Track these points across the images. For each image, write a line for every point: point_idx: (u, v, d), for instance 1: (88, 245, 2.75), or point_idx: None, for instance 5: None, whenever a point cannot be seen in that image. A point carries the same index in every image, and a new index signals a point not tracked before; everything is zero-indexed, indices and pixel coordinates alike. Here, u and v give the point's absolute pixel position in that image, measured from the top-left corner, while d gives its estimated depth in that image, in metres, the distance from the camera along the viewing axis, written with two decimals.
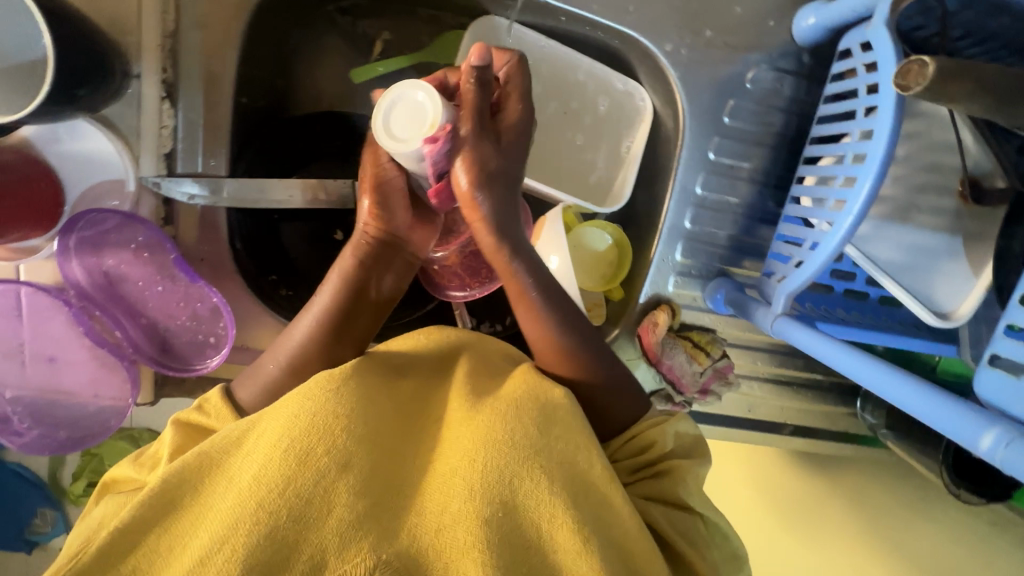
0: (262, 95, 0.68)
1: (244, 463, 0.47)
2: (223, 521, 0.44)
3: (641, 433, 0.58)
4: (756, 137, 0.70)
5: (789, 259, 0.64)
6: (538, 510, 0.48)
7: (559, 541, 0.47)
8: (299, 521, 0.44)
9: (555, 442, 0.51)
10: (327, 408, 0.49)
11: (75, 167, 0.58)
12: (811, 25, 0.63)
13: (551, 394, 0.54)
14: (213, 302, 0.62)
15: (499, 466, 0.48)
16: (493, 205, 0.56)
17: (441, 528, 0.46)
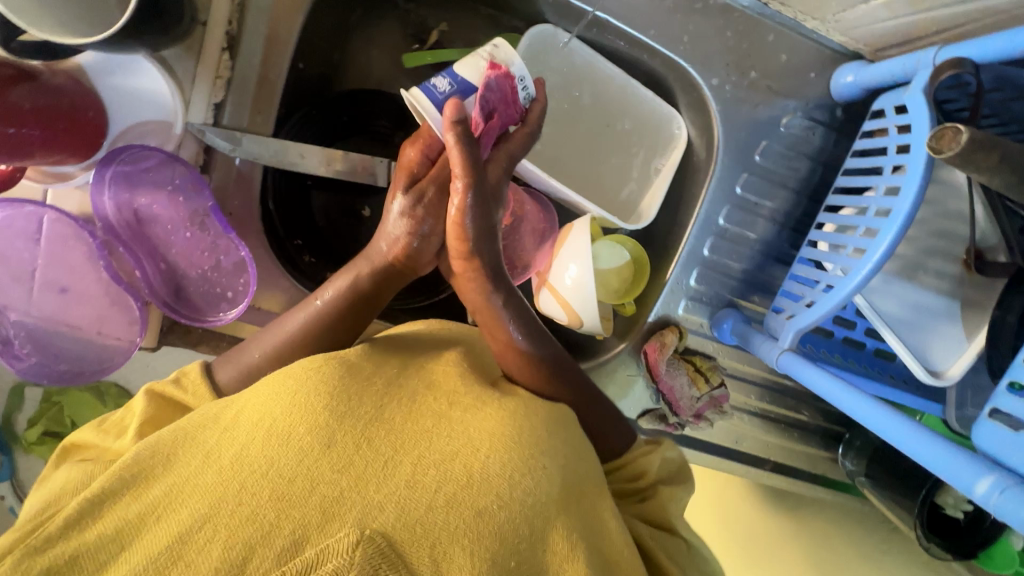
0: (314, 62, 0.69)
1: (225, 439, 0.47)
2: (201, 500, 0.43)
3: (635, 459, 0.61)
4: (782, 179, 0.73)
5: (800, 299, 0.67)
6: (529, 509, 0.48)
7: (550, 543, 0.48)
8: (282, 499, 0.43)
9: (548, 443, 0.52)
10: (310, 386, 0.50)
11: (123, 102, 0.58)
12: (850, 82, 0.67)
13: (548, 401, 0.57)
14: (238, 256, 0.62)
15: (489, 461, 0.49)
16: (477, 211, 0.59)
17: (429, 511, 0.45)
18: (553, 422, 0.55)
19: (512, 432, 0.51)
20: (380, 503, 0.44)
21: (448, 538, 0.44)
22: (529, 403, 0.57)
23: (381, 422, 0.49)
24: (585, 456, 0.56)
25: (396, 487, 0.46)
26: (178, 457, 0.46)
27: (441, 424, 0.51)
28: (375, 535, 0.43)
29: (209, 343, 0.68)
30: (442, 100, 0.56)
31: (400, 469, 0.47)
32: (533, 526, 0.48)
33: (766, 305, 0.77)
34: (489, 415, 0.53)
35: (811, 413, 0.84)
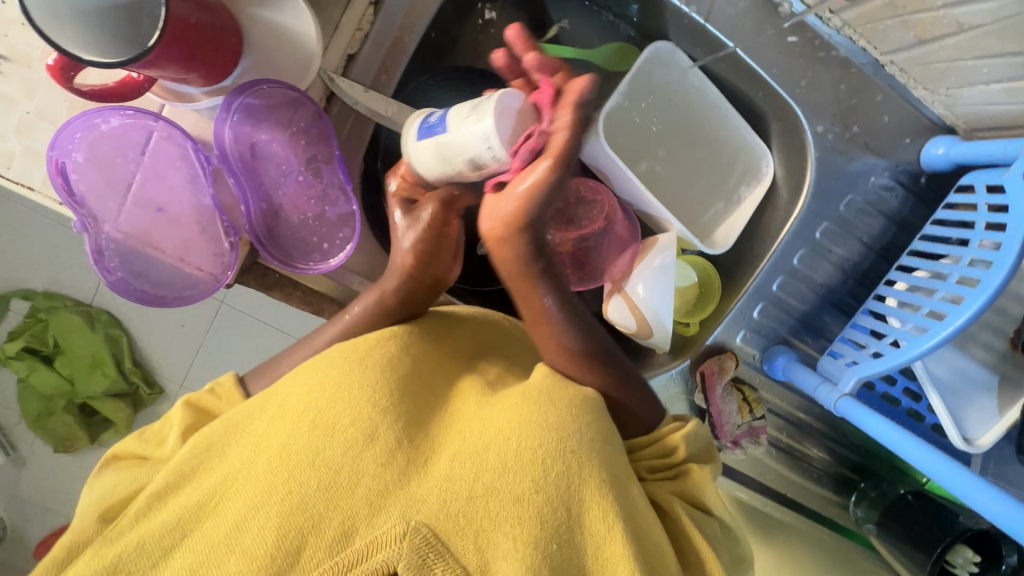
0: (438, 31, 0.70)
1: (271, 429, 0.50)
2: (253, 491, 0.46)
3: (665, 438, 0.60)
4: (857, 232, 0.76)
5: (862, 348, 0.71)
6: (569, 492, 0.49)
7: (591, 524, 0.49)
8: (330, 489, 0.46)
9: (587, 430, 0.53)
10: (354, 378, 0.53)
11: (263, 36, 0.57)
12: (940, 155, 0.71)
13: (585, 390, 0.57)
14: (345, 210, 0.62)
15: (523, 448, 0.50)
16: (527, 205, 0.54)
17: (470, 500, 0.47)
18: (585, 408, 0.55)
19: (544, 421, 0.52)
20: (421, 495, 0.47)
21: (490, 527, 0.47)
22: (558, 387, 0.57)
23: (418, 417, 0.52)
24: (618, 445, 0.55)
25: (437, 480, 0.48)
26: (231, 447, 0.50)
27: (474, 421, 0.53)
28: (420, 526, 0.45)
29: (281, 289, 0.68)
30: (422, 139, 0.58)
31: (437, 465, 0.49)
32: (570, 512, 0.49)
33: (815, 348, 0.80)
34: (521, 403, 0.54)
35: (830, 453, 0.88)
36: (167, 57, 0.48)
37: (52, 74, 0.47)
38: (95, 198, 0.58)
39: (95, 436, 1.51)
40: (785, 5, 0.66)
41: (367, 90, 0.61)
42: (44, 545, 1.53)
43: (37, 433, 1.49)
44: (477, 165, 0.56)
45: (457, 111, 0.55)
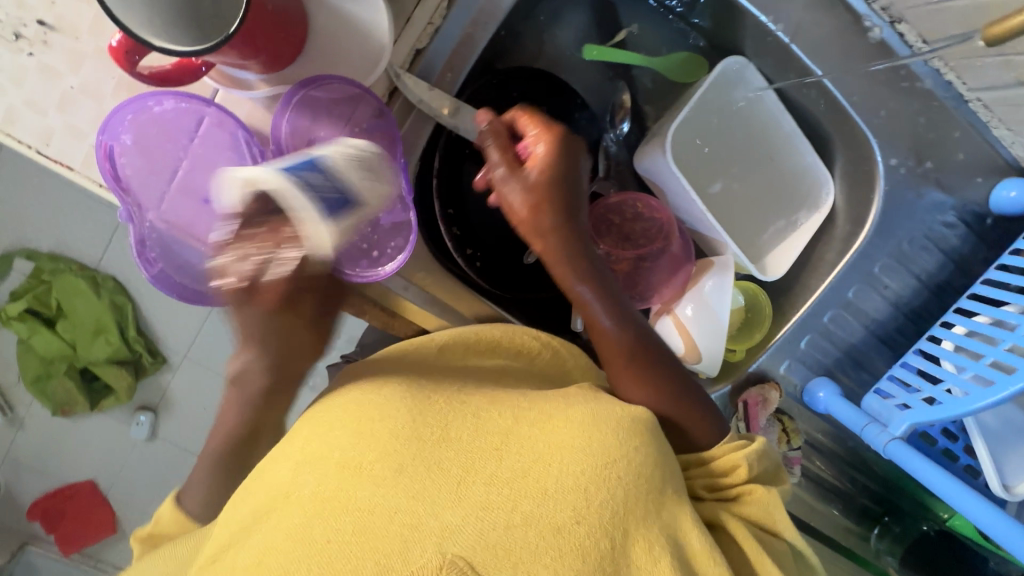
0: (506, 28, 0.66)
1: (299, 474, 0.48)
2: (289, 542, 0.44)
3: (721, 457, 0.57)
4: (915, 268, 0.74)
5: (913, 392, 0.70)
6: (612, 520, 0.46)
7: (633, 554, 0.46)
8: (363, 531, 0.43)
9: (635, 454, 0.49)
10: (378, 410, 0.50)
11: (332, 26, 0.53)
12: (1011, 198, 0.69)
13: (635, 408, 0.53)
14: (401, 218, 0.58)
15: (563, 475, 0.47)
16: (554, 239, 0.56)
17: (508, 531, 0.44)
18: (634, 431, 0.50)
19: (586, 445, 0.49)
20: (457, 525, 0.43)
21: (531, 556, 0.43)
22: (603, 408, 0.53)
23: (449, 441, 0.48)
24: (672, 465, 0.51)
25: (472, 506, 0.44)
26: (263, 496, 0.48)
27: (508, 441, 0.49)
28: (457, 558, 0.42)
29: None
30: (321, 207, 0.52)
31: (472, 490, 0.45)
32: (613, 540, 0.45)
33: (856, 382, 0.78)
34: (562, 426, 0.50)
35: (855, 485, 0.87)
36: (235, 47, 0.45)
37: (115, 56, 0.44)
38: (140, 184, 0.54)
39: (95, 403, 1.49)
40: (875, 30, 0.63)
41: (433, 89, 0.58)
42: (38, 505, 1.52)
43: (35, 395, 1.46)
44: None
45: (342, 161, 0.52)
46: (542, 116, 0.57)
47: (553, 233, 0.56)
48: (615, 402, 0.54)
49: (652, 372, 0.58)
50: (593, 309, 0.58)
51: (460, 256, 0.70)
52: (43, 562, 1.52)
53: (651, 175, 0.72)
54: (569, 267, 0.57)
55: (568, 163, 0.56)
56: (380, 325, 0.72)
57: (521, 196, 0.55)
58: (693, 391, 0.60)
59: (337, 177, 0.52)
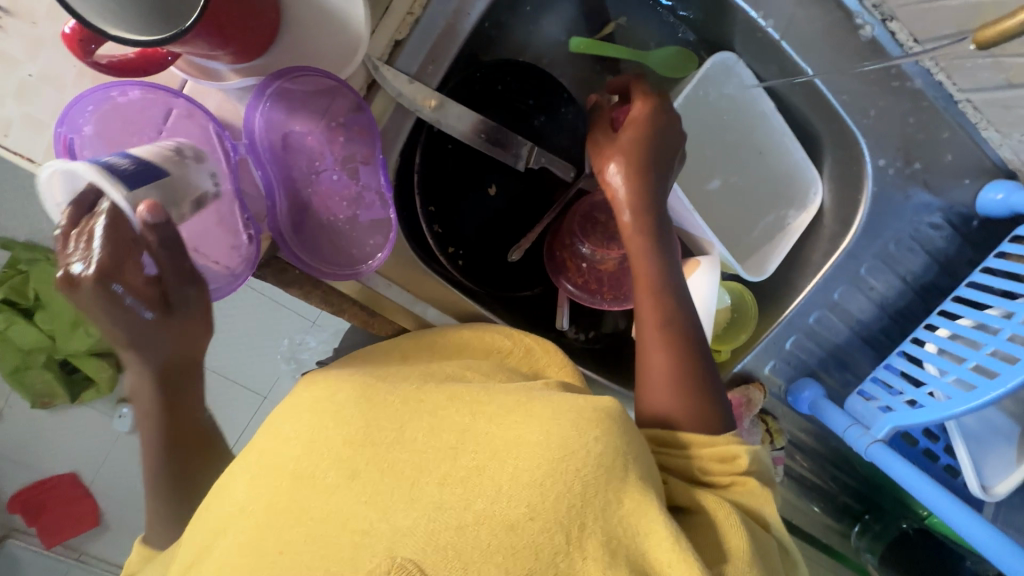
0: (491, 19, 0.64)
1: (253, 488, 0.47)
2: (241, 555, 0.43)
3: (723, 446, 0.57)
4: (901, 269, 0.74)
5: (896, 394, 0.70)
6: (566, 515, 0.44)
7: (587, 550, 0.44)
8: (317, 540, 0.42)
9: (592, 444, 0.47)
10: (337, 419, 0.50)
11: (307, 14, 0.50)
12: (998, 201, 0.68)
13: (602, 398, 0.52)
14: (381, 216, 0.57)
15: (518, 471, 0.45)
16: (630, 181, 0.61)
17: (460, 531, 0.42)
18: (592, 420, 0.49)
19: (544, 438, 0.48)
20: (408, 528, 0.42)
21: (482, 556, 0.41)
22: (563, 401, 0.52)
23: (403, 443, 0.48)
24: (636, 455, 0.49)
25: (425, 507, 0.43)
26: (217, 515, 0.47)
27: (466, 437, 0.48)
28: (406, 562, 0.41)
29: (301, 287, 0.63)
30: (133, 179, 0.43)
31: (425, 490, 0.44)
32: (568, 535, 0.44)
33: (839, 382, 0.78)
34: (520, 421, 0.49)
35: (837, 482, 0.88)
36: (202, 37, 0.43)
37: (69, 44, 0.42)
38: None
39: (75, 395, 1.45)
40: (865, 27, 0.62)
41: (415, 81, 0.56)
42: (20, 498, 1.49)
43: (13, 387, 1.41)
44: (196, 203, 0.49)
45: (156, 152, 0.46)
46: (645, 85, 0.65)
47: (637, 174, 0.61)
48: (577, 394, 0.54)
49: (678, 346, 0.61)
50: (644, 262, 0.62)
51: (442, 255, 0.68)
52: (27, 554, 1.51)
53: None
54: (637, 217, 0.62)
55: (653, 122, 0.62)
56: (361, 323, 0.71)
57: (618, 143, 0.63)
58: (707, 375, 0.61)
59: (144, 160, 0.44)
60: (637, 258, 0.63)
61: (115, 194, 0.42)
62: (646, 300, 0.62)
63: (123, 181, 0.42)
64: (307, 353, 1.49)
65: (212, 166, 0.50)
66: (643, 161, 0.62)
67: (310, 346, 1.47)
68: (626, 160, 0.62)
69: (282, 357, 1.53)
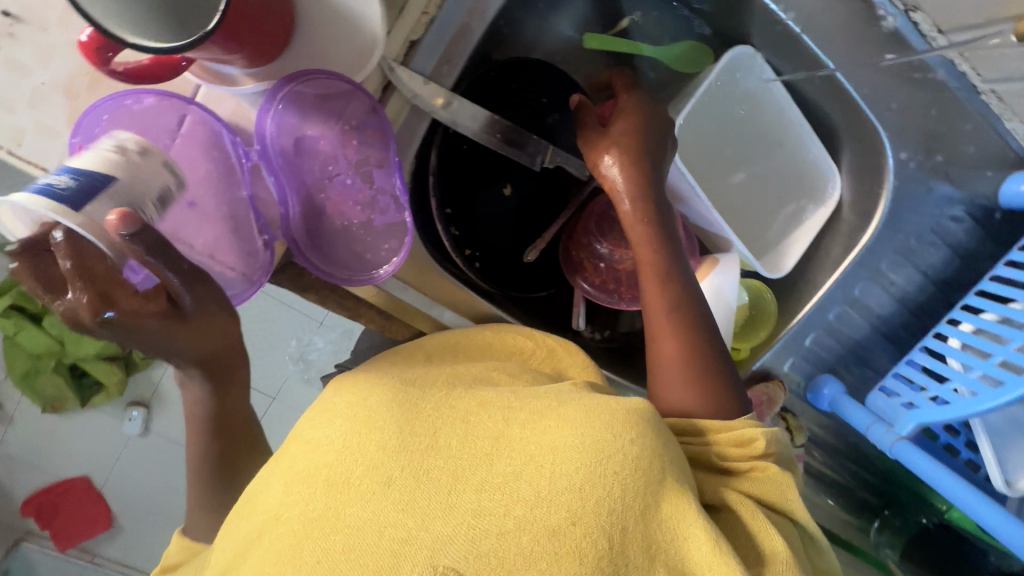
0: (502, 16, 0.63)
1: (287, 496, 0.46)
2: (277, 565, 0.42)
3: (739, 429, 0.56)
4: (921, 264, 0.73)
5: (920, 390, 0.69)
6: (608, 518, 0.43)
7: (630, 554, 0.43)
8: (355, 550, 0.41)
9: (628, 445, 0.47)
10: (365, 424, 0.49)
11: (321, 15, 0.49)
12: (1022, 192, 0.67)
13: (631, 400, 0.52)
14: (396, 221, 0.56)
15: (557, 475, 0.45)
16: (622, 167, 0.61)
17: (501, 537, 0.42)
18: (626, 421, 0.49)
19: (579, 442, 0.47)
20: (447, 536, 0.41)
21: (525, 563, 0.41)
22: (594, 404, 0.52)
23: (438, 451, 0.47)
24: (672, 457, 0.49)
25: (464, 516, 0.42)
26: (247, 525, 0.46)
27: (501, 444, 0.48)
28: (448, 571, 0.40)
29: (318, 291, 0.63)
30: (82, 198, 0.38)
31: (463, 498, 0.44)
32: (611, 540, 0.43)
33: (859, 378, 0.78)
34: (553, 426, 0.49)
35: (855, 478, 0.87)
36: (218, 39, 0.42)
37: (86, 53, 0.41)
38: None
39: (85, 399, 1.46)
40: (888, 18, 0.60)
41: (429, 82, 0.55)
42: (33, 502, 1.49)
43: (23, 392, 1.42)
44: (160, 202, 0.45)
45: (101, 160, 0.42)
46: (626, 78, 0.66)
47: (627, 158, 0.60)
48: (607, 397, 0.53)
49: (688, 335, 0.60)
50: (650, 249, 0.61)
51: (459, 257, 0.67)
52: (40, 558, 1.51)
53: None
54: (635, 201, 0.61)
55: (645, 109, 0.63)
56: (376, 327, 0.70)
57: (612, 132, 0.62)
58: (720, 365, 0.60)
59: (88, 172, 0.40)
60: (642, 245, 0.61)
61: (65, 219, 0.38)
62: (653, 288, 0.61)
63: (70, 203, 0.38)
64: (315, 353, 1.55)
65: (162, 155, 0.45)
66: (638, 145, 0.61)
67: (320, 348, 1.53)
68: (619, 145, 0.61)
69: (292, 358, 1.54)
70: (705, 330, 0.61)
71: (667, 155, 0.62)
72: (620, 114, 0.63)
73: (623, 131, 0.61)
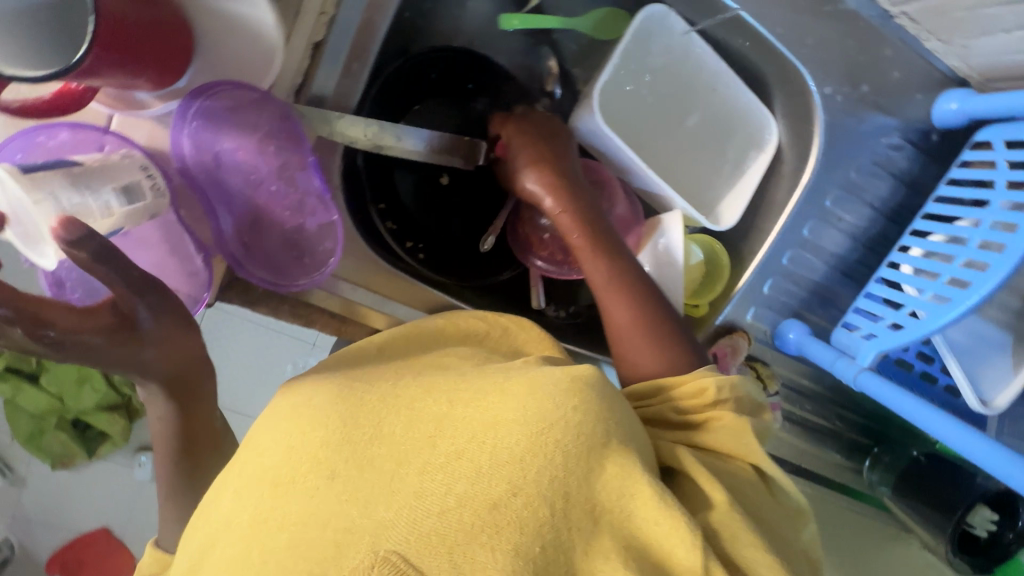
0: (408, 8, 0.64)
1: (238, 501, 0.47)
2: (230, 565, 0.43)
3: (688, 383, 0.57)
4: (868, 197, 0.73)
5: (877, 320, 0.68)
6: (549, 485, 0.44)
7: (573, 517, 0.44)
8: (300, 544, 0.42)
9: (572, 412, 0.47)
10: (310, 425, 0.49)
11: (216, 28, 0.49)
12: (953, 110, 0.67)
13: (579, 367, 0.51)
14: (329, 220, 0.57)
15: (497, 449, 0.45)
16: (540, 175, 0.63)
17: (442, 516, 0.42)
18: (572, 389, 0.48)
19: (521, 415, 0.47)
20: (389, 521, 0.42)
21: (466, 538, 0.42)
22: (539, 374, 0.52)
23: (381, 439, 0.47)
24: (618, 420, 0.49)
25: (405, 498, 0.43)
26: (209, 534, 0.47)
27: (443, 425, 0.48)
28: (389, 554, 0.41)
29: (268, 304, 0.64)
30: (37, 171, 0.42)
31: (405, 482, 0.44)
32: (553, 507, 0.44)
33: (826, 319, 0.77)
34: (496, 401, 0.49)
35: (840, 420, 0.87)
36: (110, 66, 0.42)
37: None
38: None
39: (92, 450, 1.48)
40: None
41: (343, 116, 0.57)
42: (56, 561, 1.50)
43: (32, 453, 1.44)
44: (127, 196, 0.48)
45: (92, 157, 0.47)
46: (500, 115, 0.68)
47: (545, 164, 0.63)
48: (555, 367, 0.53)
49: (643, 290, 0.61)
50: (584, 231, 0.62)
51: (401, 251, 0.69)
52: None
53: (586, 139, 0.70)
54: (558, 195, 0.62)
55: (542, 138, 0.65)
56: (338, 334, 0.70)
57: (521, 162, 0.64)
58: (673, 319, 0.62)
59: (72, 160, 0.46)
60: (569, 231, 0.62)
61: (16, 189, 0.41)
62: (594, 265, 0.62)
63: (22, 170, 0.42)
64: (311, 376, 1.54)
65: (140, 159, 0.49)
66: (549, 154, 0.64)
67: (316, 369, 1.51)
68: (533, 161, 0.63)
69: None
70: (647, 289, 0.62)
71: (569, 150, 0.65)
72: (514, 142, 0.65)
73: (528, 144, 0.64)
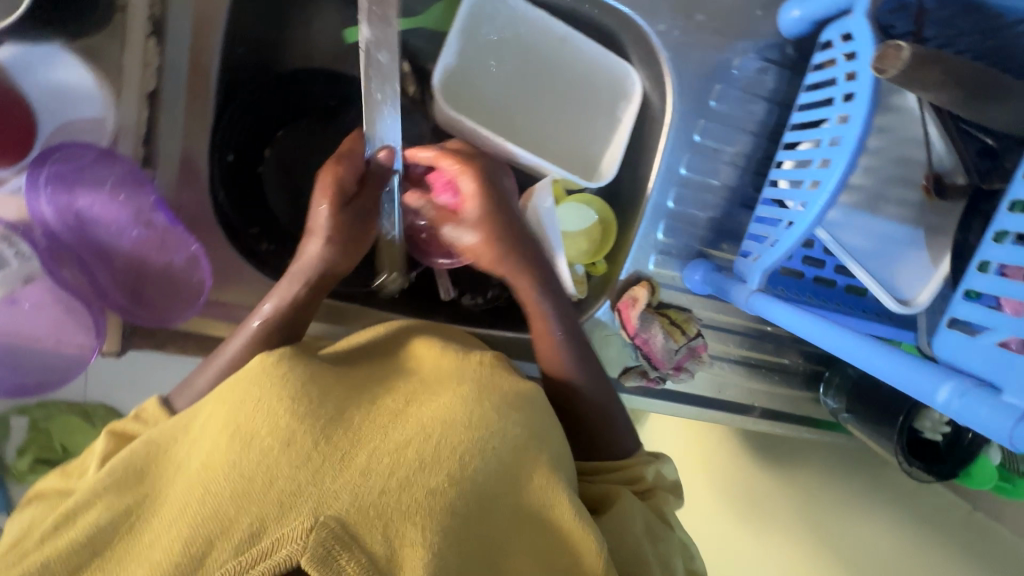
0: (247, 43, 0.69)
1: (192, 449, 0.47)
2: (171, 506, 0.43)
3: (631, 467, 0.63)
4: (740, 123, 0.72)
5: (765, 240, 0.66)
6: (479, 476, 0.48)
7: (497, 504, 0.48)
8: (242, 495, 0.42)
9: (512, 425, 0.52)
10: (267, 388, 0.48)
11: (49, 98, 0.55)
12: (796, 18, 0.66)
13: (519, 383, 0.56)
14: (191, 251, 0.62)
15: (444, 444, 0.48)
16: (492, 228, 0.63)
17: (382, 494, 0.44)
18: (511, 405, 0.53)
19: (467, 419, 0.50)
20: (334, 492, 0.43)
21: (402, 517, 0.43)
22: (491, 377, 0.55)
23: (340, 421, 0.48)
24: (551, 440, 0.53)
25: (351, 474, 0.44)
26: (154, 476, 0.46)
27: (401, 417, 0.50)
28: (329, 520, 0.41)
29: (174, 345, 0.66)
30: None
31: (355, 459, 0.45)
32: (480, 496, 0.47)
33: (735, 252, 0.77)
34: (446, 398, 0.52)
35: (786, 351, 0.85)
36: None
37: None
38: None
39: None
40: None
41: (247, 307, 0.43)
42: None
43: None
44: None
45: None
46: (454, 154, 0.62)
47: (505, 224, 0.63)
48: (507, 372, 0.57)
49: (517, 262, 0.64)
50: (515, 263, 0.64)
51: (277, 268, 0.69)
52: None
53: (448, 128, 0.72)
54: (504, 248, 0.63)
55: (494, 191, 0.63)
56: None
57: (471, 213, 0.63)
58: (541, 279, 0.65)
59: None
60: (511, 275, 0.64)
61: None
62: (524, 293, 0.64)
63: None
64: None
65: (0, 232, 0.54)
66: (502, 208, 0.63)
67: None
68: (485, 219, 0.63)
69: None
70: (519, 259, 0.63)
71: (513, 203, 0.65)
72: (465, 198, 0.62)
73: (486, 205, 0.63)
